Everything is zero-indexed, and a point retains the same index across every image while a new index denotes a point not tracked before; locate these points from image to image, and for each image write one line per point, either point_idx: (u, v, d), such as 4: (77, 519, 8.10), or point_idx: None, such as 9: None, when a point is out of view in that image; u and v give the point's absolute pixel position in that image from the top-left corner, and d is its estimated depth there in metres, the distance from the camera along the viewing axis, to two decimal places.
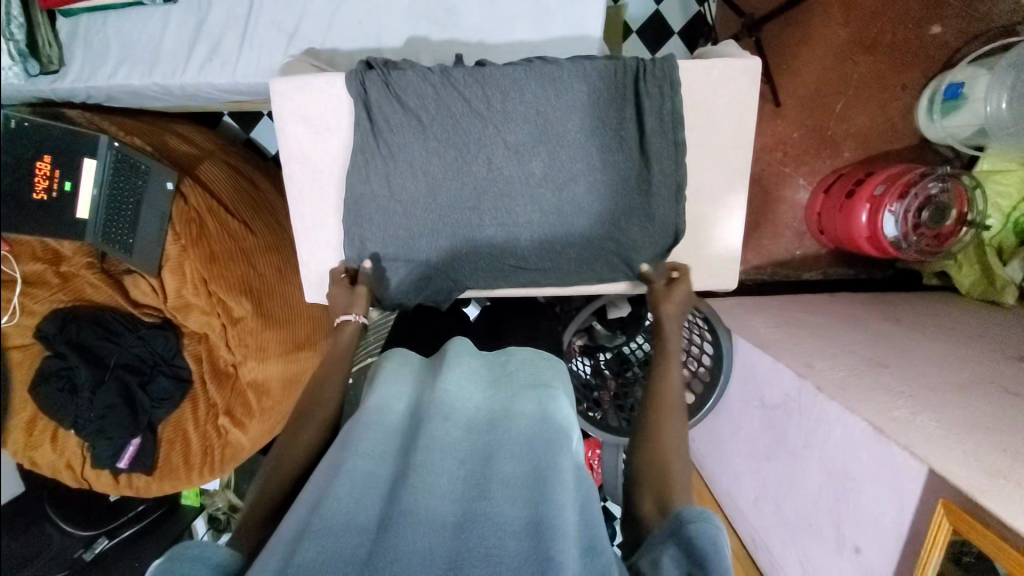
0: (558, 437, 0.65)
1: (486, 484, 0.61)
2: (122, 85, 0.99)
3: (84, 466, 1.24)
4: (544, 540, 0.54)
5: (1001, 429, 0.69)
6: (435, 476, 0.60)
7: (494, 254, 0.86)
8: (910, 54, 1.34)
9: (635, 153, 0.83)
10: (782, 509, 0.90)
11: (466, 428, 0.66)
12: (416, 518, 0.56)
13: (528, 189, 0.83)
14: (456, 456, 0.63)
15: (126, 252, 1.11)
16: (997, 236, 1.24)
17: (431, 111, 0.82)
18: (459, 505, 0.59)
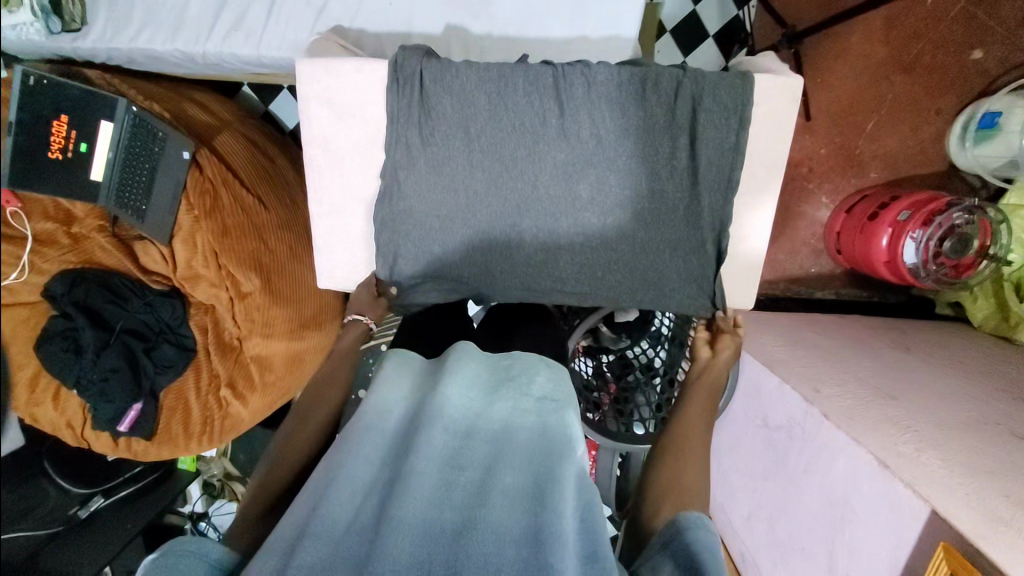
0: (559, 447, 0.65)
1: (485, 494, 0.60)
2: (144, 49, 0.98)
3: (85, 425, 1.26)
4: (543, 551, 0.55)
5: (1008, 475, 0.68)
6: (430, 484, 0.59)
7: (517, 259, 0.82)
8: (949, 77, 1.31)
9: (684, 160, 0.78)
10: (775, 528, 0.90)
11: (464, 433, 0.65)
12: (414, 526, 0.56)
13: (571, 208, 0.79)
14: (454, 464, 0.62)
15: (139, 219, 1.11)
16: (1018, 272, 1.21)
17: (482, 111, 0.77)
18: (457, 512, 0.59)
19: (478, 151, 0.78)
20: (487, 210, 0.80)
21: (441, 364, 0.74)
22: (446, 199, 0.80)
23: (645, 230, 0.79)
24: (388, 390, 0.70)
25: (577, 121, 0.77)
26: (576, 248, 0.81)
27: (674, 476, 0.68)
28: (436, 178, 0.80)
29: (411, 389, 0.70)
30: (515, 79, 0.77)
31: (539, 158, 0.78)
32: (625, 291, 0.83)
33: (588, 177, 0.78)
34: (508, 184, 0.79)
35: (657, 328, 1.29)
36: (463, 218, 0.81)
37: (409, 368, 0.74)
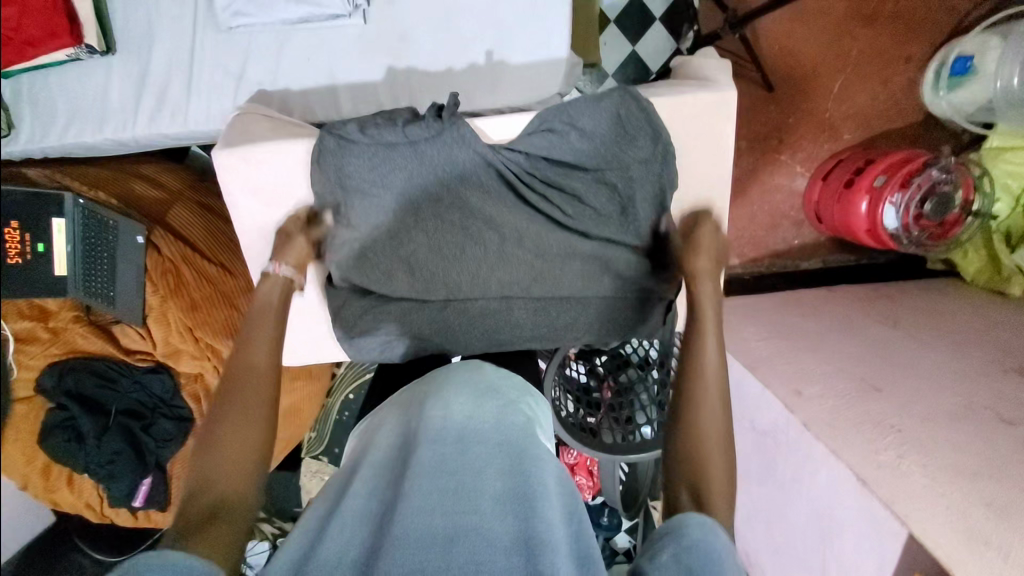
0: (543, 455, 0.69)
1: (475, 505, 0.62)
2: (77, 144, 0.95)
3: (103, 505, 1.32)
4: (533, 557, 0.58)
5: (990, 474, 0.67)
6: (423, 494, 0.62)
7: (474, 311, 0.81)
8: (913, 24, 1.24)
9: (616, 181, 0.77)
10: (772, 531, 0.90)
11: (457, 439, 0.68)
12: (409, 540, 0.58)
13: (510, 251, 0.79)
14: (445, 471, 0.64)
15: (110, 304, 1.09)
16: (1006, 222, 1.17)
17: (405, 162, 0.74)
18: (450, 518, 0.61)
19: (410, 212, 0.77)
20: (427, 259, 0.78)
21: (429, 387, 0.78)
22: (390, 268, 0.79)
23: (586, 261, 0.80)
24: (383, 430, 0.76)
25: (502, 164, 0.77)
26: (525, 292, 0.80)
27: (694, 440, 0.65)
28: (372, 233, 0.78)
29: (401, 421, 0.75)
30: (435, 123, 0.74)
31: (474, 204, 0.77)
32: (581, 326, 0.82)
33: (521, 215, 0.78)
34: (445, 241, 0.78)
35: None
36: (410, 281, 0.79)
37: (402, 404, 0.78)
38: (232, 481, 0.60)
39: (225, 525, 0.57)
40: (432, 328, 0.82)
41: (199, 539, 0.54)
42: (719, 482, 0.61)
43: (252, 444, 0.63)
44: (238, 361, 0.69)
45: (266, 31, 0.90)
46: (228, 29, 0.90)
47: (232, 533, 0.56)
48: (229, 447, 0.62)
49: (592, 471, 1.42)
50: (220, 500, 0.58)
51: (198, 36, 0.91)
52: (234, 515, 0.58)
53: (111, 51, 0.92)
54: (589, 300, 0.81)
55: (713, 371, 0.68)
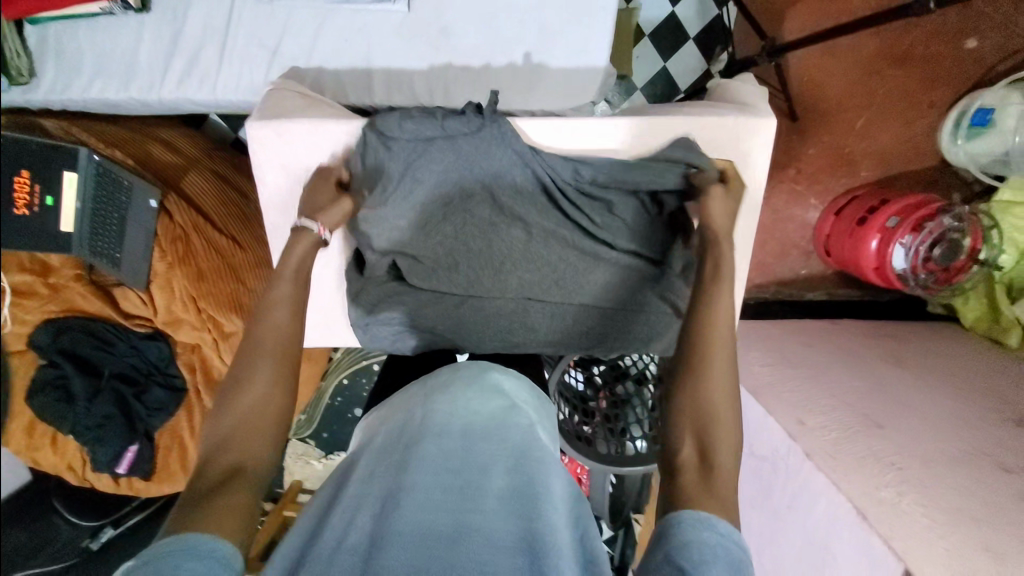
0: (548, 457, 0.69)
1: (479, 499, 0.62)
2: (100, 99, 0.94)
3: (85, 468, 1.28)
4: (538, 560, 0.57)
5: (985, 520, 0.68)
6: (425, 492, 0.62)
7: (491, 312, 0.81)
8: (941, 69, 1.25)
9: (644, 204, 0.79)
10: (762, 556, 0.91)
11: (461, 437, 0.68)
12: (409, 536, 0.58)
13: (535, 254, 0.79)
14: (449, 469, 0.64)
15: (115, 266, 1.07)
16: (1009, 274, 1.20)
17: (444, 157, 0.74)
18: (451, 514, 0.61)
19: (440, 206, 0.77)
20: (452, 255, 0.79)
21: (437, 386, 0.77)
22: (415, 255, 0.79)
23: (609, 273, 0.80)
24: (384, 424, 0.76)
25: (537, 167, 0.77)
26: (544, 296, 0.80)
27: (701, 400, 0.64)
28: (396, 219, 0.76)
29: (405, 415, 0.74)
30: (475, 119, 0.74)
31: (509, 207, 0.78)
32: (597, 337, 0.82)
33: (549, 219, 0.78)
34: (471, 238, 0.78)
35: None
36: (432, 271, 0.79)
37: (408, 396, 0.78)
38: (247, 446, 0.58)
39: (240, 491, 0.55)
40: (448, 322, 0.81)
41: (218, 502, 0.53)
42: (728, 451, 0.62)
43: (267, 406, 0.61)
44: (265, 315, 0.66)
45: (308, 9, 0.90)
46: (270, 1, 0.89)
47: (249, 497, 0.55)
48: (243, 409, 0.60)
49: (581, 479, 1.43)
50: (238, 462, 0.57)
51: (238, 6, 0.90)
52: (250, 481, 0.56)
53: (145, 10, 0.90)
54: (609, 314, 0.81)
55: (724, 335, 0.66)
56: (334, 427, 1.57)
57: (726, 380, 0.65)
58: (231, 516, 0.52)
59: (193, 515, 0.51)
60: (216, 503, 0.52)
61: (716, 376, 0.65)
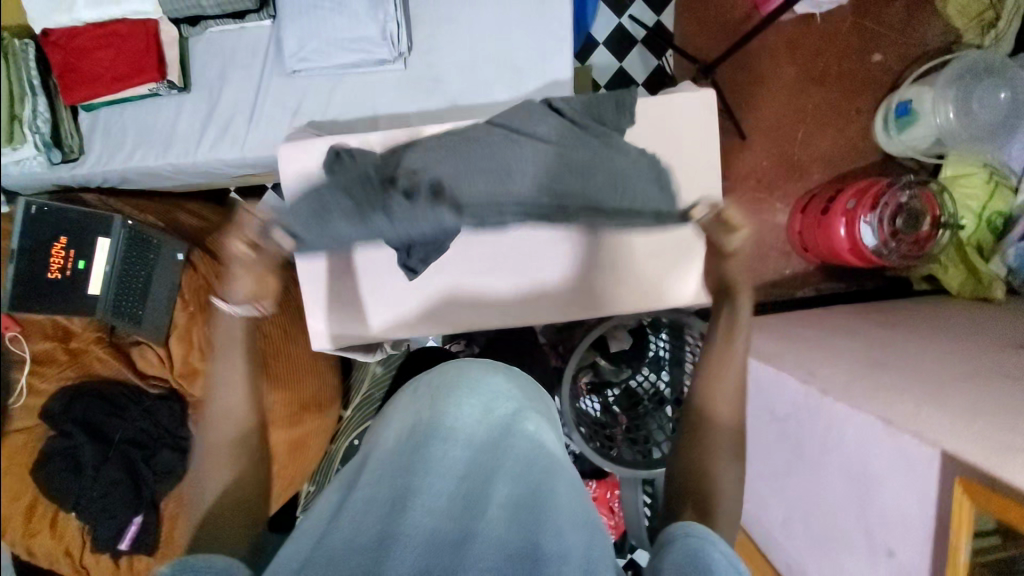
0: (554, 463, 0.69)
1: (484, 511, 0.61)
2: (139, 166, 1.07)
3: (84, 550, 1.20)
4: (542, 566, 0.55)
5: (1012, 411, 0.67)
6: (432, 496, 0.62)
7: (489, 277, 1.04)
8: (858, 82, 1.44)
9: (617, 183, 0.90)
10: (812, 525, 0.85)
11: (466, 446, 0.68)
12: (424, 541, 0.57)
13: None
14: (456, 475, 0.64)
15: (136, 324, 1.15)
16: (974, 236, 1.28)
17: None
18: (458, 522, 0.60)
19: None
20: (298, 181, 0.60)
21: (444, 381, 0.76)
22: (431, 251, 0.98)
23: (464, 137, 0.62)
24: (386, 426, 0.74)
25: None
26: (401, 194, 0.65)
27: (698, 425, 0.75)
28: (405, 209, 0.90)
29: (411, 413, 0.73)
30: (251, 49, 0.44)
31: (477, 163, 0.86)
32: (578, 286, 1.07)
33: None
34: None
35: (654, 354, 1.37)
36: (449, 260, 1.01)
37: (417, 391, 0.78)
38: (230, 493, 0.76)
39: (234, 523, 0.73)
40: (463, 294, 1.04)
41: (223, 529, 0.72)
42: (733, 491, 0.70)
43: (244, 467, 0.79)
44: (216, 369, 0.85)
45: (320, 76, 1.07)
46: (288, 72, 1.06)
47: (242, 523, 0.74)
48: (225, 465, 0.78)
49: (614, 509, 1.36)
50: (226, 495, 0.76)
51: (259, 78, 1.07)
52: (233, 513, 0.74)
53: (185, 88, 1.07)
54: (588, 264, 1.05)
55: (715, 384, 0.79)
56: None
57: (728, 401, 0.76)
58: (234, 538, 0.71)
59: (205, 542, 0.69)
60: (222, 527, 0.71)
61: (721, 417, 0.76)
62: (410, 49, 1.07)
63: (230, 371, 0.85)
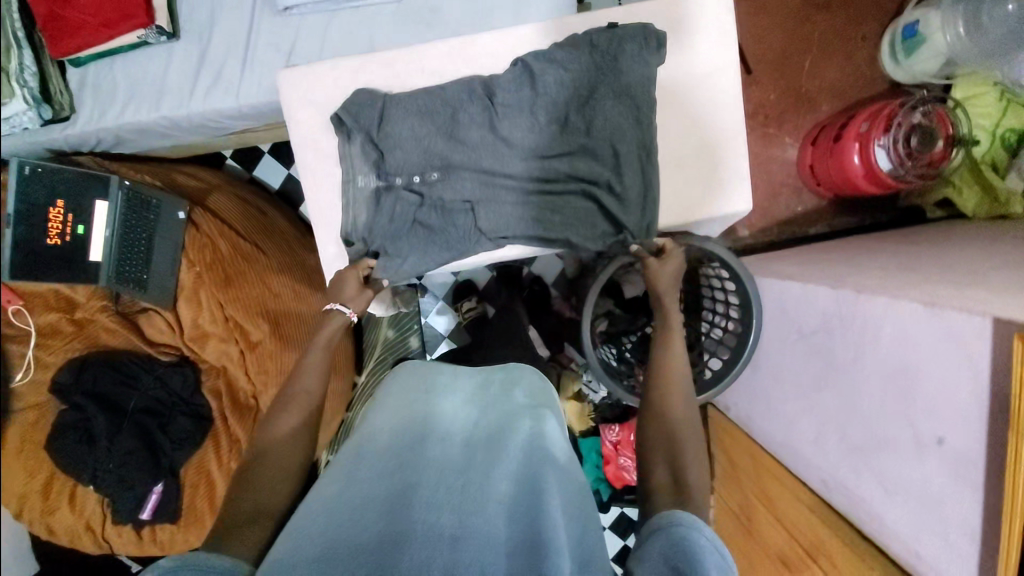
0: (545, 457, 0.72)
1: (482, 509, 0.64)
2: (133, 121, 1.04)
3: (105, 525, 1.18)
4: (536, 551, 0.59)
5: None
6: (431, 492, 0.66)
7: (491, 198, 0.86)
8: (861, 8, 1.42)
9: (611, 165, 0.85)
10: (848, 436, 0.84)
11: (459, 446, 0.75)
12: (422, 539, 0.61)
13: None
14: (452, 473, 0.70)
15: (142, 289, 1.12)
16: (988, 154, 1.27)
17: None
18: (456, 513, 0.64)
19: None
20: None
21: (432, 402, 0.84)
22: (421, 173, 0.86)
23: None
24: (377, 422, 0.81)
25: None
26: None
27: (662, 411, 0.80)
28: (412, 126, 0.86)
29: (404, 416, 0.81)
30: None
31: (465, 141, 0.86)
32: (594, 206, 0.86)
33: None
34: None
35: None
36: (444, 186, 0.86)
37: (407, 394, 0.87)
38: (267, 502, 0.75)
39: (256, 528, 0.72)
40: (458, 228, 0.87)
41: (246, 525, 0.71)
42: (700, 465, 0.75)
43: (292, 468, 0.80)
44: (300, 382, 0.87)
45: (315, 14, 1.03)
46: (282, 11, 1.02)
47: (269, 521, 0.73)
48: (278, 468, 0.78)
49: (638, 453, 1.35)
50: (259, 499, 0.75)
51: (252, 20, 1.03)
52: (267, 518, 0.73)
53: (175, 34, 1.03)
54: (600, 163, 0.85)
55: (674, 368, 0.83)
56: None
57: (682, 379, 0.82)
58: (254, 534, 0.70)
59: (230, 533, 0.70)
60: (245, 515, 0.72)
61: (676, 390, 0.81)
62: None
63: (315, 369, 0.88)
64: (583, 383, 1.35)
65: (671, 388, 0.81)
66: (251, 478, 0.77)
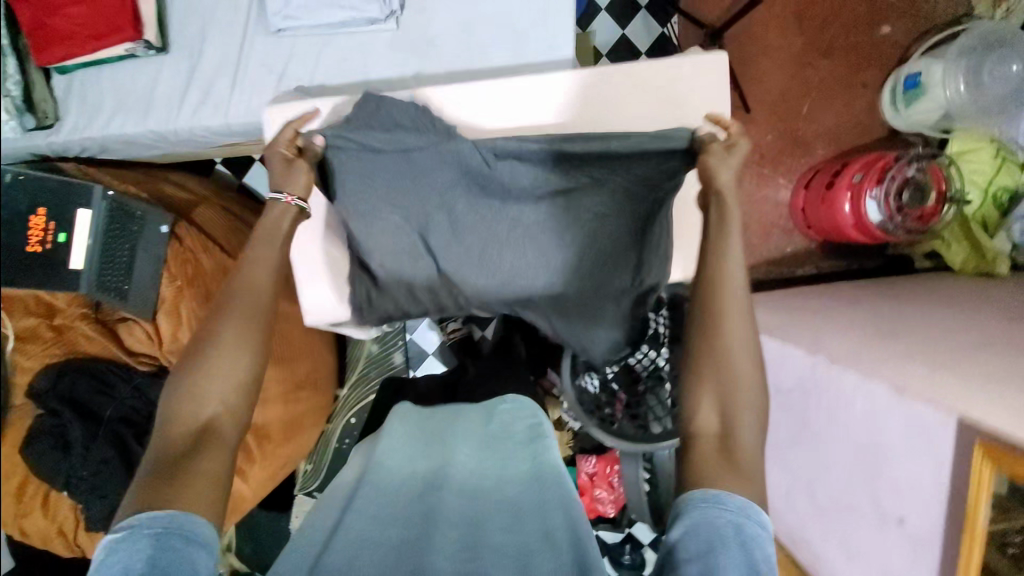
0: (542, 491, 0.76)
1: (478, 551, 0.67)
2: (118, 135, 1.03)
3: (77, 530, 1.18)
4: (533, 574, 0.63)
5: (1003, 372, 0.67)
6: (446, 523, 0.71)
7: (482, 230, 0.85)
8: (864, 55, 1.42)
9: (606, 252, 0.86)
10: (816, 496, 0.85)
11: (467, 489, 0.78)
12: (432, 550, 0.66)
13: None
14: (458, 514, 0.73)
15: (121, 298, 1.07)
16: (979, 212, 1.27)
17: None
18: (461, 541, 0.69)
19: None
20: None
21: (448, 439, 0.89)
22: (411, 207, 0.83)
23: None
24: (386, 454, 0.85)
25: None
26: None
27: (728, 400, 0.68)
28: (399, 168, 0.81)
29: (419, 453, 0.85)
30: None
31: (484, 188, 0.83)
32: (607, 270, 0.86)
33: None
34: None
35: (654, 332, 1.24)
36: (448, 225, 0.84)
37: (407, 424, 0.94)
38: (223, 407, 0.69)
39: (209, 451, 0.67)
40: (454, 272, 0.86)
41: (184, 469, 0.64)
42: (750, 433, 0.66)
43: (239, 376, 0.71)
44: (240, 279, 0.75)
45: (309, 37, 1.02)
46: (274, 32, 1.01)
47: (213, 471, 0.66)
48: (216, 376, 0.70)
49: (613, 484, 1.36)
50: (202, 425, 0.68)
51: (245, 40, 1.02)
52: (218, 446, 0.68)
53: (164, 50, 1.01)
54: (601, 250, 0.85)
55: (734, 289, 0.70)
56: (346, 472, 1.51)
57: (744, 330, 0.69)
58: (194, 485, 0.64)
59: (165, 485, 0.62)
60: (187, 454, 0.66)
61: (732, 321, 0.69)
62: (404, 7, 1.01)
63: (254, 282, 0.75)
64: (563, 412, 1.34)
65: (733, 376, 0.68)
66: (192, 393, 0.68)
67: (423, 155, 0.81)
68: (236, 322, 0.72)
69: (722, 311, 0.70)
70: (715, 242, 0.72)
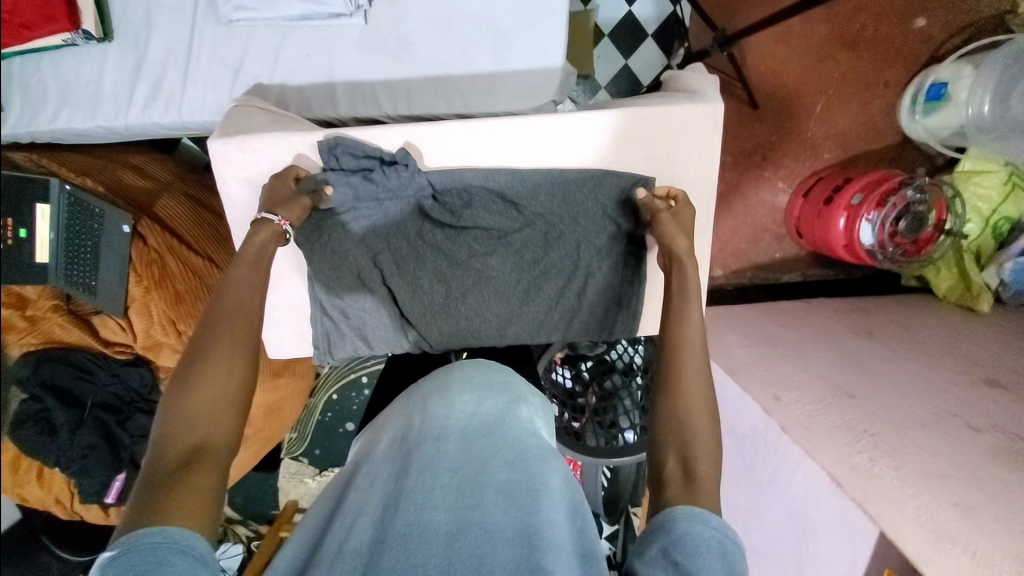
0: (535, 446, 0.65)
1: (476, 519, 0.57)
2: (67, 129, 0.95)
3: (73, 500, 1.27)
4: (535, 550, 0.54)
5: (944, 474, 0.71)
6: (431, 485, 0.59)
7: (448, 274, 0.83)
8: (892, 52, 1.31)
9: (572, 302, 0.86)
10: (750, 535, 0.93)
11: (459, 439, 0.65)
12: (422, 536, 0.55)
13: None
14: (450, 468, 0.61)
15: (91, 295, 1.06)
16: (975, 242, 1.23)
17: None
18: (453, 512, 0.57)
19: None
20: None
21: (446, 381, 0.74)
22: (379, 245, 0.82)
23: None
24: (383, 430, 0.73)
25: None
26: None
27: (682, 417, 0.65)
28: (373, 209, 0.81)
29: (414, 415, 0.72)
30: None
31: (453, 224, 0.82)
32: (566, 321, 0.87)
33: None
34: None
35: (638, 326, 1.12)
36: (415, 259, 0.83)
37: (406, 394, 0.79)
38: (214, 424, 0.63)
39: (205, 468, 0.60)
40: (421, 315, 0.84)
41: (174, 484, 0.57)
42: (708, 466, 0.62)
43: (228, 387, 0.65)
44: (223, 293, 0.71)
45: (267, 27, 0.91)
46: (226, 22, 0.90)
47: (208, 482, 0.58)
48: (205, 385, 0.63)
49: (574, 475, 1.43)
50: (198, 437, 0.61)
51: (196, 27, 0.92)
52: (212, 464, 0.61)
53: (107, 38, 0.92)
54: (563, 298, 0.85)
55: (692, 325, 0.71)
56: (326, 443, 1.58)
57: (703, 387, 0.67)
58: (191, 498, 0.56)
59: (149, 506, 0.55)
60: (177, 467, 0.58)
61: (689, 380, 0.67)
62: None
63: (237, 287, 0.71)
64: None
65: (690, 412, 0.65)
66: (182, 404, 0.62)
67: (396, 184, 0.80)
68: (215, 328, 0.67)
69: (680, 365, 0.68)
70: (679, 302, 0.73)
